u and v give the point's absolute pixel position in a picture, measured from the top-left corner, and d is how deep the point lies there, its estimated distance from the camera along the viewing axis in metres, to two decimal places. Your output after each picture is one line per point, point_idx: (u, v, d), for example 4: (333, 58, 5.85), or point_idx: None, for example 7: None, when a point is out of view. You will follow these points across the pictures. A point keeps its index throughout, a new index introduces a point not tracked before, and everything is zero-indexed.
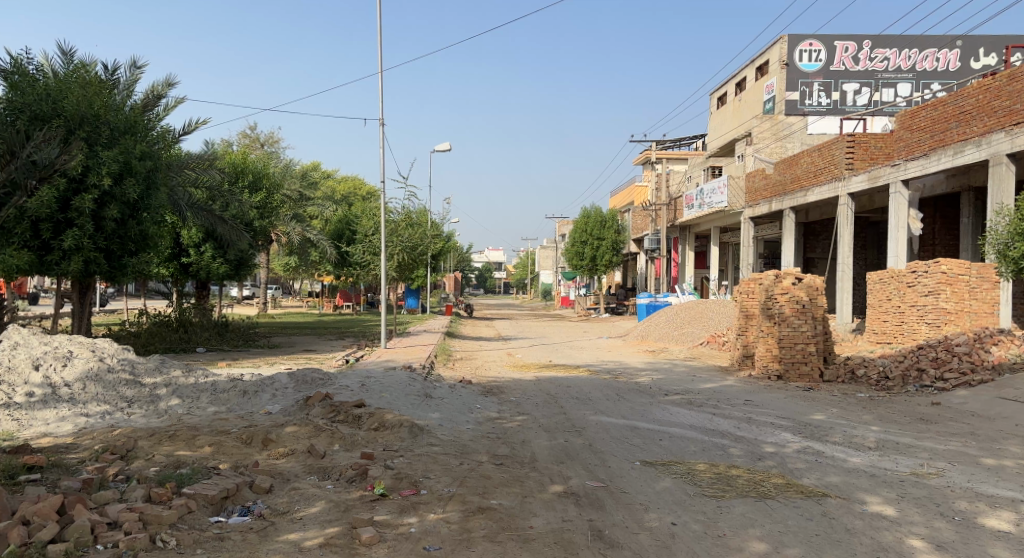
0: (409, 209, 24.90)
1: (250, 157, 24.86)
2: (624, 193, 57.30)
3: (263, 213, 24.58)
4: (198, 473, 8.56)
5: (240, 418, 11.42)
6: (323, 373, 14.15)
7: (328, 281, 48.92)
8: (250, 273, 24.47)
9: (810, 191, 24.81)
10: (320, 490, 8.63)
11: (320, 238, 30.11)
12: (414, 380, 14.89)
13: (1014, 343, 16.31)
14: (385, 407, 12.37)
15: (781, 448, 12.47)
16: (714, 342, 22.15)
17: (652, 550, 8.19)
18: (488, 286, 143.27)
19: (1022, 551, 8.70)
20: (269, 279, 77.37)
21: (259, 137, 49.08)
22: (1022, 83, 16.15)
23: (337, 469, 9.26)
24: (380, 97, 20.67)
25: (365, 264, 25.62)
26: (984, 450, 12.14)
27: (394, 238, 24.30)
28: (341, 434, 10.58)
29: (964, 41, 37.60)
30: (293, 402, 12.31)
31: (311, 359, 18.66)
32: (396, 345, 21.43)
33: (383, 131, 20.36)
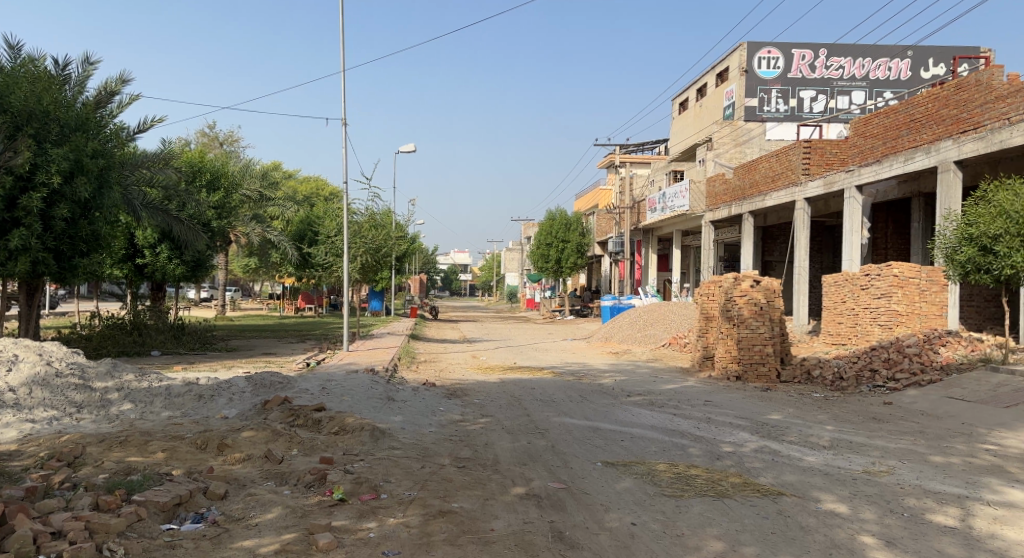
0: (372, 210, 24.96)
1: (207, 156, 24.75)
2: (589, 196, 57.77)
3: (221, 214, 24.46)
4: (149, 480, 8.64)
5: (195, 423, 11.49)
6: (283, 376, 14.26)
7: (289, 283, 48.66)
8: (207, 274, 24.22)
9: (767, 196, 25.30)
10: (277, 496, 8.75)
11: (280, 239, 30.00)
12: (376, 383, 15.02)
13: (962, 344, 16.84)
14: (346, 411, 12.50)
15: (739, 447, 12.80)
16: (675, 344, 22.53)
17: (611, 550, 8.42)
18: (454, 288, 143.37)
19: (967, 546, 9.05)
20: (230, 281, 76.69)
21: (218, 136, 48.71)
22: (969, 92, 16.84)
23: (295, 474, 9.37)
24: (343, 99, 20.89)
25: (327, 266, 25.61)
26: (933, 448, 12.56)
27: (358, 239, 24.39)
28: (300, 439, 10.71)
29: (914, 51, 38.67)
30: (251, 405, 12.38)
31: (271, 363, 18.67)
32: (359, 347, 21.52)
33: (345, 132, 20.49)
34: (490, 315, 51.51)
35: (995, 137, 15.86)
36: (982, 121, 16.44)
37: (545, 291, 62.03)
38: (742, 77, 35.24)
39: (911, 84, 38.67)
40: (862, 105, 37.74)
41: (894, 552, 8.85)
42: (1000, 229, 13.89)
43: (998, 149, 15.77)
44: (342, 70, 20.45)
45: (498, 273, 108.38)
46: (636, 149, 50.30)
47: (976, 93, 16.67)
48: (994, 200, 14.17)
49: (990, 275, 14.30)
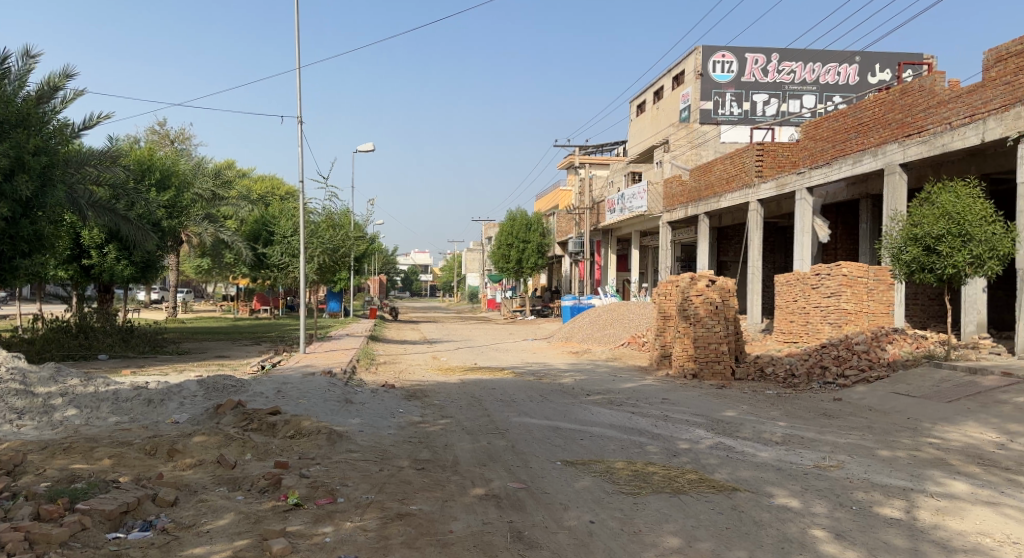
0: (330, 210, 25.02)
1: (157, 155, 24.54)
2: (549, 196, 58.18)
3: (172, 213, 24.29)
4: (93, 488, 8.67)
5: (144, 428, 11.50)
6: (237, 380, 14.30)
7: (244, 284, 48.22)
8: (157, 275, 24.00)
9: (722, 197, 25.75)
10: (229, 502, 8.84)
11: (235, 240, 29.82)
12: (333, 386, 15.13)
13: (907, 342, 17.37)
14: (303, 414, 12.58)
15: (695, 444, 13.12)
16: (633, 343, 22.87)
17: (570, 549, 8.64)
18: (414, 290, 143.04)
19: (913, 537, 9.42)
20: (182, 283, 75.69)
21: (168, 133, 48.11)
22: (914, 97, 17.37)
23: (249, 479, 9.47)
24: (298, 97, 20.91)
25: (283, 266, 25.56)
26: (881, 442, 12.97)
27: (315, 239, 24.42)
28: (254, 444, 10.80)
29: (862, 56, 39.75)
30: (202, 410, 12.39)
31: (224, 366, 18.61)
32: (316, 350, 21.56)
33: (301, 130, 20.55)
34: (451, 315, 51.54)
35: (938, 140, 16.42)
36: (925, 126, 17.02)
37: (506, 293, 62.23)
38: (697, 81, 35.75)
39: (860, 88, 39.70)
40: (812, 109, 38.61)
41: (843, 545, 9.18)
42: (943, 229, 14.39)
43: (942, 153, 16.35)
44: (298, 70, 20.51)
45: (458, 274, 108.42)
46: (594, 150, 50.77)
47: (919, 98, 17.22)
48: (936, 202, 14.65)
49: (933, 274, 14.75)
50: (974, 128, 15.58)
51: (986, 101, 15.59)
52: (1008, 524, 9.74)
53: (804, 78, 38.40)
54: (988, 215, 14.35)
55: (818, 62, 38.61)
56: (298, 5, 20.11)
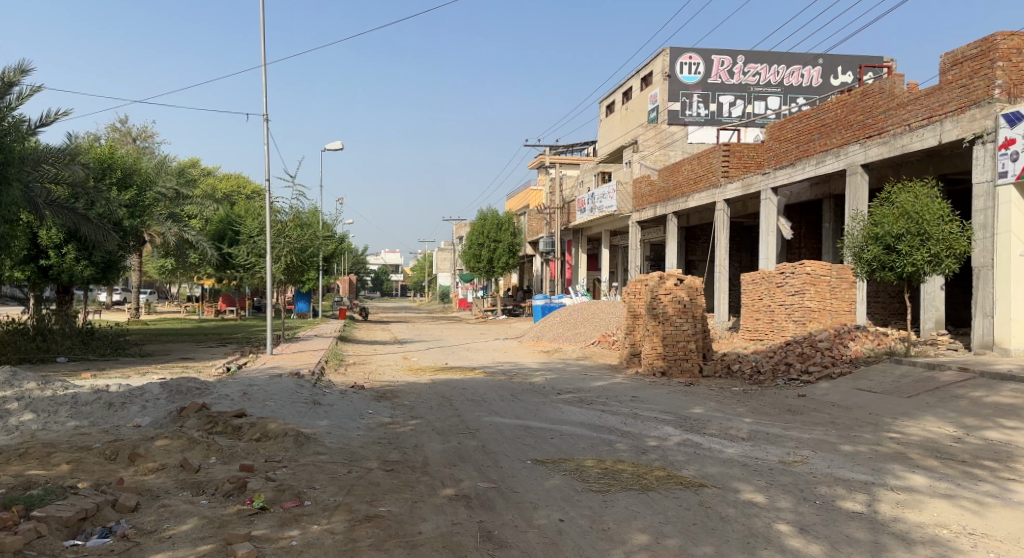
0: (298, 210, 24.96)
1: (117, 153, 24.29)
2: (520, 196, 58.39)
3: (133, 213, 24.08)
4: (51, 494, 8.70)
5: (104, 432, 11.50)
6: (202, 383, 14.32)
7: (210, 284, 47.81)
8: (118, 275, 23.79)
9: (690, 197, 26.06)
10: (193, 506, 8.89)
11: (200, 240, 29.64)
12: (301, 387, 15.17)
13: (869, 338, 17.76)
14: (270, 416, 12.63)
15: (664, 441, 13.34)
16: (603, 341, 23.08)
17: (539, 548, 8.80)
18: (384, 289, 142.70)
19: (874, 530, 9.68)
20: (145, 283, 74.82)
21: (129, 131, 47.50)
22: (874, 100, 17.73)
23: (213, 483, 9.51)
24: (263, 96, 20.83)
25: (249, 266, 25.50)
26: (843, 437, 13.28)
27: (282, 239, 24.36)
28: (218, 447, 10.84)
29: (825, 59, 40.54)
30: (165, 413, 12.39)
31: (189, 368, 18.56)
32: (284, 351, 21.51)
33: (267, 129, 20.47)
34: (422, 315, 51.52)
35: (897, 141, 16.92)
36: (885, 127, 17.40)
37: (477, 292, 62.34)
38: (665, 82, 36.05)
39: (823, 91, 40.45)
40: (777, 110, 39.19)
41: (807, 538, 9.40)
42: (903, 228, 14.73)
43: (901, 154, 16.88)
44: (263, 69, 20.45)
45: (428, 274, 108.34)
46: (564, 150, 51.00)
47: (880, 100, 17.57)
48: (897, 202, 14.98)
49: (893, 272, 15.08)
50: (931, 129, 16.08)
51: (943, 104, 15.97)
52: (965, 515, 10.02)
53: (769, 80, 38.96)
54: (945, 214, 14.68)
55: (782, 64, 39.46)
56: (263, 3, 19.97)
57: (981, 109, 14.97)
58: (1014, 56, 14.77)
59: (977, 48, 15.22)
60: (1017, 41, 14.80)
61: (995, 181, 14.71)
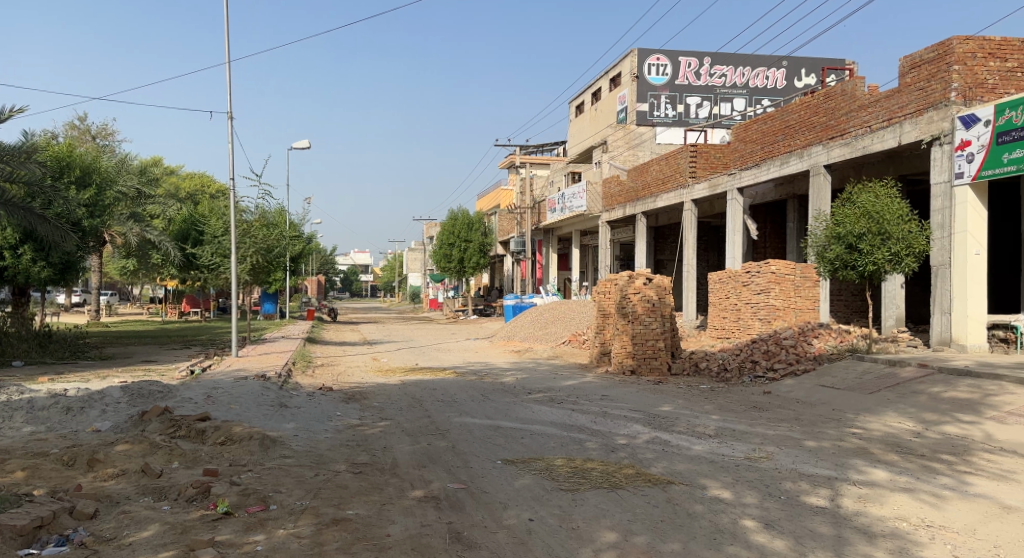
0: (264, 209, 24.91)
1: (75, 152, 23.97)
2: (491, 196, 58.58)
3: (93, 212, 23.84)
4: (6, 502, 8.65)
5: (62, 437, 11.44)
6: (164, 386, 14.32)
7: (173, 285, 47.36)
8: (76, 276, 23.57)
9: (658, 197, 26.33)
10: (154, 512, 8.89)
11: (163, 240, 29.43)
12: (267, 390, 15.18)
13: (832, 336, 18.12)
14: (235, 420, 12.62)
15: (632, 440, 13.51)
16: (574, 341, 23.25)
17: (508, 548, 8.90)
18: (354, 290, 142.22)
19: (838, 524, 9.86)
20: (106, 284, 73.95)
21: (89, 128, 46.83)
22: (836, 102, 18.05)
23: (175, 488, 9.50)
24: (228, 93, 20.67)
25: (214, 267, 25.40)
26: (807, 433, 13.52)
27: (247, 239, 24.25)
28: (181, 451, 10.83)
29: (789, 61, 41.48)
30: (126, 417, 12.33)
31: (151, 371, 18.44)
32: (251, 353, 21.47)
33: (231, 127, 20.36)
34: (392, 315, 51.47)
35: (859, 142, 17.24)
36: (847, 129, 17.72)
37: (448, 292, 62.50)
38: (633, 83, 36.30)
39: (787, 93, 41.38)
40: (743, 111, 39.83)
41: (771, 533, 9.57)
42: (864, 228, 14.99)
43: (862, 155, 17.20)
44: (228, 67, 20.35)
45: (399, 274, 108.24)
46: (534, 150, 51.17)
47: (842, 102, 17.88)
48: (858, 202, 15.23)
49: (855, 271, 15.35)
50: (891, 130, 16.41)
51: (902, 106, 16.31)
52: (924, 508, 10.22)
53: (734, 82, 39.70)
54: (905, 214, 14.99)
55: (748, 66, 40.09)
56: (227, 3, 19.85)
57: (938, 111, 15.32)
58: (969, 60, 15.16)
59: (934, 51, 15.58)
60: (971, 45, 15.20)
61: (952, 182, 15.06)
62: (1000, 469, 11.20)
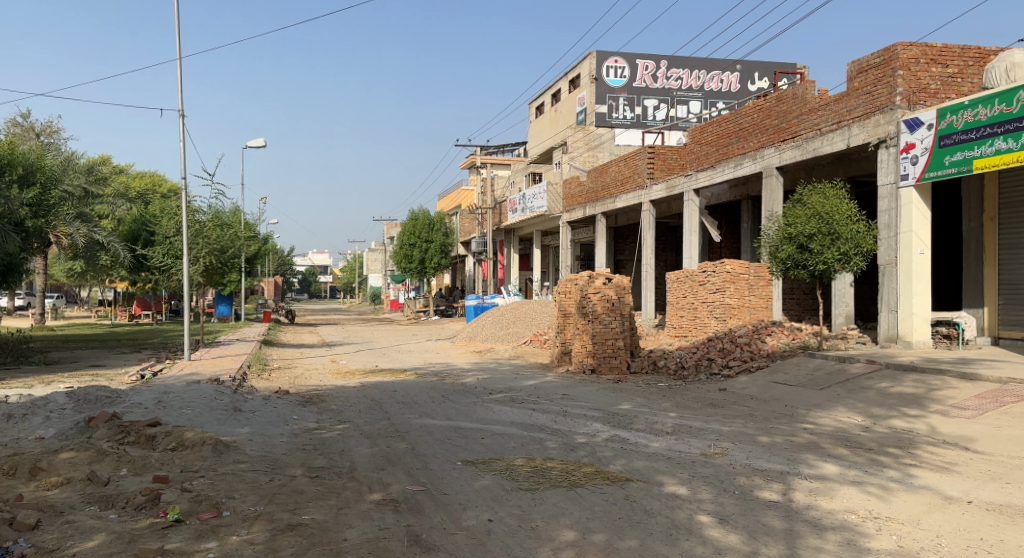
0: (217, 210, 24.72)
1: (19, 150, 23.56)
2: (451, 196, 58.71)
3: (36, 212, 23.46)
4: None
5: (4, 446, 11.29)
6: (113, 391, 14.24)
7: (123, 288, 46.62)
8: (19, 278, 23.20)
9: (617, 198, 26.61)
10: (101, 522, 8.85)
11: (112, 240, 29.07)
12: (221, 394, 15.15)
13: (784, 334, 18.60)
14: (186, 424, 12.59)
15: (592, 438, 13.70)
16: (536, 341, 23.43)
17: (467, 549, 9.00)
18: (313, 291, 141.31)
19: (789, 517, 10.05)
20: (51, 287, 72.61)
21: (33, 125, 45.89)
22: (787, 105, 18.42)
23: (123, 497, 9.46)
24: (178, 91, 20.45)
25: (165, 268, 25.14)
26: (760, 429, 13.80)
27: (200, 239, 24.06)
28: (129, 459, 10.78)
29: (742, 65, 42.28)
30: (71, 424, 12.22)
31: (99, 376, 18.23)
32: (204, 357, 21.32)
33: (181, 124, 20.14)
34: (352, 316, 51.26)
35: (810, 144, 17.61)
36: (799, 131, 18.09)
37: (408, 293, 62.53)
38: (592, 84, 36.53)
39: (741, 96, 42.10)
40: (698, 114, 40.45)
41: (726, 528, 9.74)
42: (813, 229, 15.30)
43: (813, 157, 17.56)
44: (177, 65, 20.16)
45: (358, 275, 107.83)
46: (496, 150, 51.24)
47: (792, 105, 18.26)
48: (807, 203, 15.56)
49: (806, 270, 15.66)
50: (840, 133, 16.77)
51: (851, 109, 16.68)
52: (871, 500, 10.41)
53: (690, 85, 40.24)
54: (853, 214, 15.37)
55: (703, 69, 40.64)
56: (178, 3, 19.71)
57: (884, 114, 15.72)
58: (913, 65, 15.52)
59: (881, 56, 15.91)
60: (916, 51, 15.53)
61: (898, 183, 15.52)
62: (943, 461, 11.49)
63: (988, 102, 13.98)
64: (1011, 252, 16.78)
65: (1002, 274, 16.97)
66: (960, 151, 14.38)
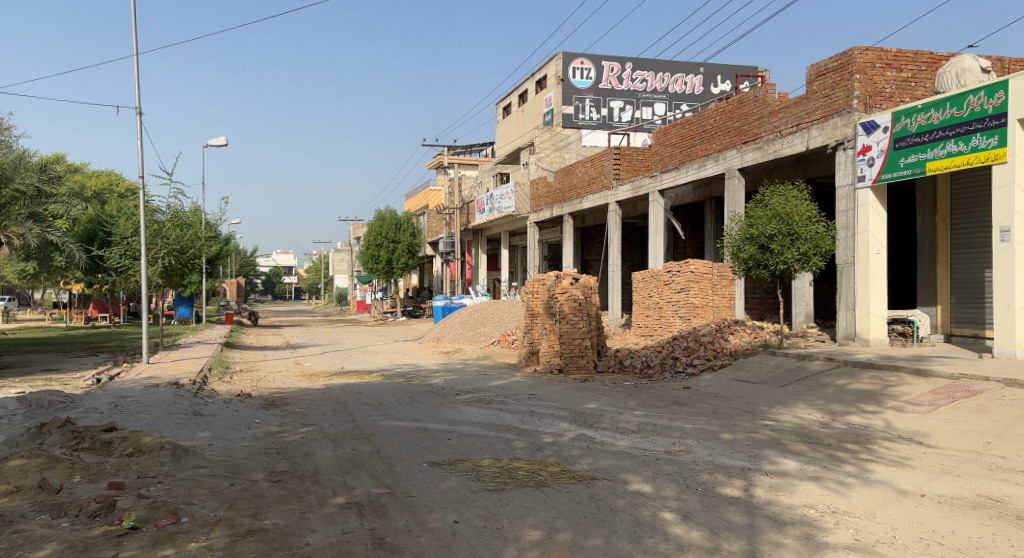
0: (177, 210, 24.50)
1: None
2: (418, 197, 58.69)
3: None
4: None
5: None
6: (67, 396, 14.19)
7: (79, 290, 45.87)
8: None
9: (583, 199, 26.78)
10: (54, 530, 8.78)
11: (66, 240, 28.64)
12: (180, 398, 15.04)
13: (747, 333, 18.82)
14: (144, 429, 12.50)
15: (559, 437, 13.80)
16: (504, 341, 23.49)
17: (431, 550, 9.03)
18: (278, 293, 140.18)
19: (750, 512, 10.18)
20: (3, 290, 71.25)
21: None
22: (749, 107, 18.66)
23: (76, 505, 9.38)
24: (135, 88, 20.23)
25: (123, 269, 24.82)
26: (723, 426, 13.97)
27: (159, 239, 23.82)
28: (83, 465, 10.68)
29: (705, 68, 42.77)
30: (24, 430, 12.09)
31: (53, 381, 17.97)
32: (162, 360, 21.12)
33: (139, 121, 19.95)
34: (319, 319, 50.98)
35: (770, 147, 17.88)
36: (759, 134, 18.35)
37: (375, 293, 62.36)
38: (560, 84, 36.69)
39: (704, 99, 42.56)
40: (663, 116, 40.80)
41: (689, 524, 9.85)
42: (774, 229, 15.52)
43: (774, 158, 17.84)
44: (134, 63, 19.98)
45: (324, 276, 107.23)
46: (463, 150, 51.25)
47: (753, 108, 18.51)
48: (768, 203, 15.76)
49: (767, 270, 15.87)
50: (800, 136, 17.06)
51: (810, 112, 16.95)
52: (830, 495, 10.56)
53: (655, 87, 40.56)
54: (812, 215, 15.59)
55: (668, 72, 40.98)
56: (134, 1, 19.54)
57: (842, 117, 16.03)
58: (869, 70, 15.77)
59: (838, 60, 16.15)
60: (871, 55, 15.76)
61: (855, 184, 15.88)
62: (898, 455, 11.71)
63: (940, 106, 14.34)
64: (962, 252, 17.12)
65: (955, 273, 17.29)
66: (914, 153, 14.75)
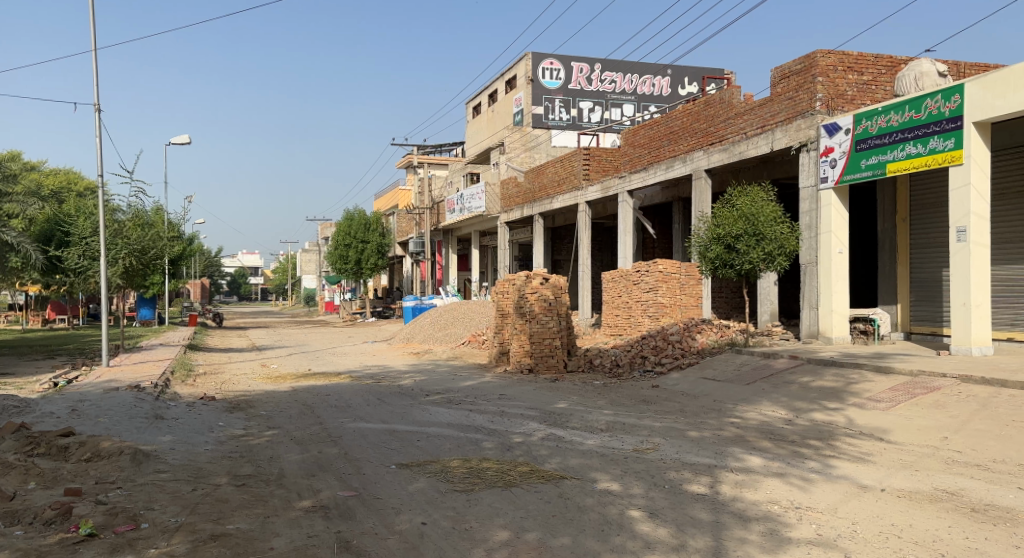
0: (137, 209, 24.19)
1: None
2: (388, 197, 58.49)
3: None
4: None
5: None
6: (22, 402, 13.95)
7: (38, 292, 45.04)
8: None
9: (553, 199, 26.83)
10: (10, 538, 8.65)
11: (23, 241, 28.14)
12: (140, 401, 14.85)
13: (714, 331, 18.98)
14: (104, 434, 12.34)
15: (528, 437, 13.81)
16: (474, 341, 23.48)
17: (398, 552, 9.01)
18: (246, 294, 138.96)
19: (716, 509, 10.26)
20: None
21: None
22: (715, 109, 18.80)
23: (31, 512, 9.26)
24: (94, 85, 19.95)
25: (82, 270, 24.45)
26: (690, 424, 14.05)
27: (120, 240, 23.52)
28: (39, 472, 10.54)
29: (673, 69, 43.08)
30: None
31: (9, 385, 17.66)
32: (123, 363, 20.83)
33: (98, 118, 19.69)
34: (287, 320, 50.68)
35: (736, 148, 18.03)
36: (725, 135, 18.49)
37: (344, 294, 62.05)
38: (530, 85, 36.90)
39: (672, 100, 42.87)
40: (632, 117, 41.02)
41: (655, 522, 9.90)
42: (740, 229, 15.65)
43: (739, 160, 17.99)
44: (92, 61, 19.74)
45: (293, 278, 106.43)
46: (433, 150, 51.21)
47: (719, 110, 18.65)
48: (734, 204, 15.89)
49: (733, 269, 15.99)
50: (764, 137, 17.21)
51: (774, 114, 17.13)
52: (794, 491, 10.66)
53: (623, 88, 40.77)
54: (777, 215, 15.76)
55: (636, 73, 41.23)
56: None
57: (805, 120, 16.20)
58: (831, 73, 15.97)
59: (801, 63, 16.33)
60: (834, 58, 15.97)
61: (819, 186, 16.03)
62: (861, 451, 11.85)
63: (899, 109, 14.52)
64: (921, 251, 17.35)
65: (915, 272, 17.53)
66: (875, 155, 14.92)
